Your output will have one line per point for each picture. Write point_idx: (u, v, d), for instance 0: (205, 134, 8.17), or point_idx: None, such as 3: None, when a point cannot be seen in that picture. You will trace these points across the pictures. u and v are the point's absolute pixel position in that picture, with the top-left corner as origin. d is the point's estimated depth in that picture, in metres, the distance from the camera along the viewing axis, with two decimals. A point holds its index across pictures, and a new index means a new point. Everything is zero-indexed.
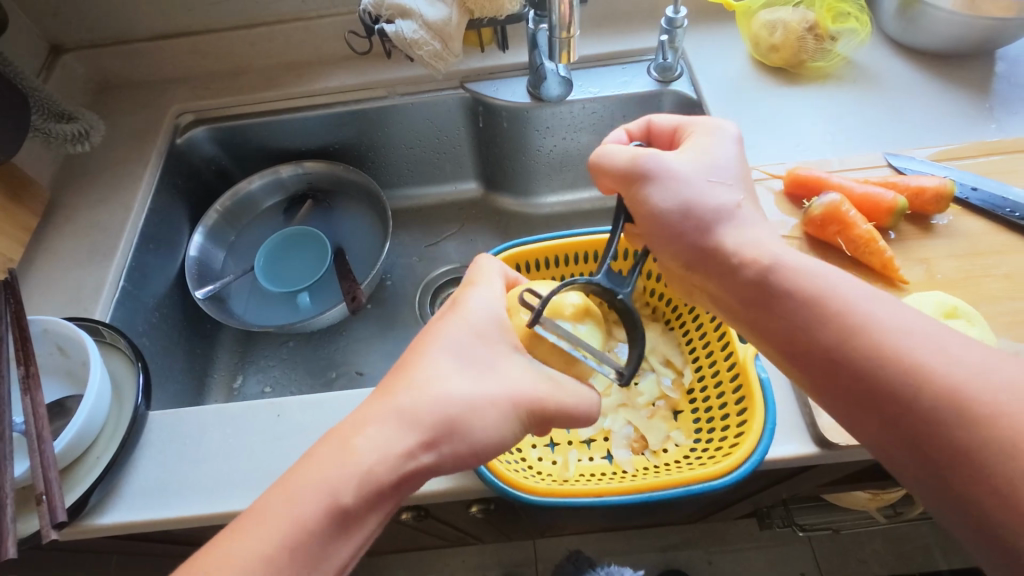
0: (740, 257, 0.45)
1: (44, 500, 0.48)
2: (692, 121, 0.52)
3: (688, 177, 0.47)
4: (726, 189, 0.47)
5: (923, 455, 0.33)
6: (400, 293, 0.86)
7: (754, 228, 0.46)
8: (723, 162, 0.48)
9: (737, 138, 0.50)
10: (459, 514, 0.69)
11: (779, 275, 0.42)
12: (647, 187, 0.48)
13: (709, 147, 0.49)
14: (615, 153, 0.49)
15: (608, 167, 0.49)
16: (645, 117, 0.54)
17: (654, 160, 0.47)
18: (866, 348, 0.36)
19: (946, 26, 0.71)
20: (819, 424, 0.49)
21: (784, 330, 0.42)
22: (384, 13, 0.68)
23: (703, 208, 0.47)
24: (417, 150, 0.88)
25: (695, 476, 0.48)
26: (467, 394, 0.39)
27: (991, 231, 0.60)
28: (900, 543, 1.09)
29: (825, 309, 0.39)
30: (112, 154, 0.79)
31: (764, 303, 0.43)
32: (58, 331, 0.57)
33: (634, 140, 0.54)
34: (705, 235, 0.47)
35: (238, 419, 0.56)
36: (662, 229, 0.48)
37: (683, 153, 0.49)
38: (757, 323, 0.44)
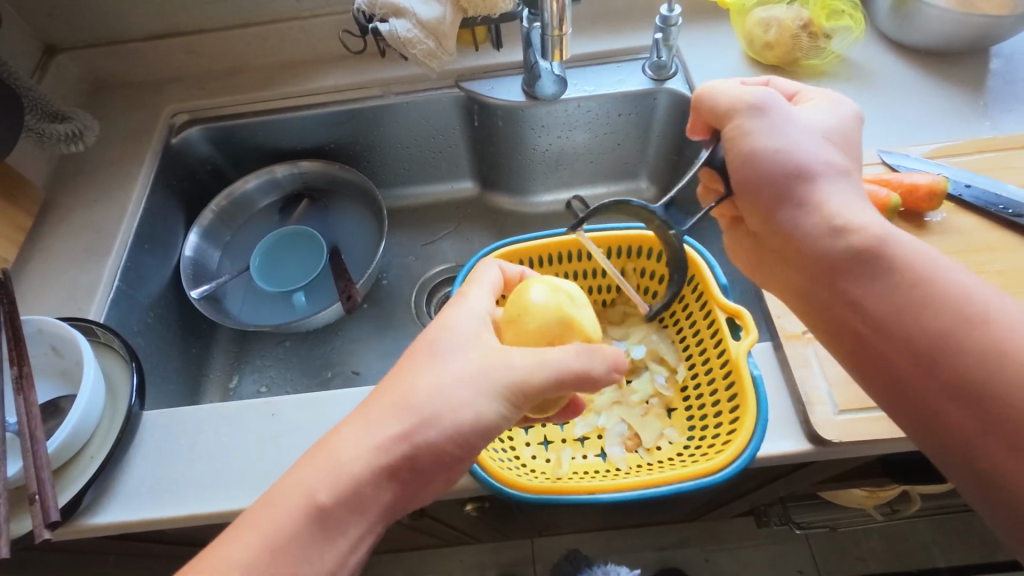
0: (836, 221, 0.47)
1: (36, 500, 0.48)
2: (808, 90, 0.56)
3: (798, 124, 0.50)
4: (828, 148, 0.50)
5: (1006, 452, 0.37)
6: (396, 293, 0.86)
7: (850, 191, 0.48)
8: (832, 124, 0.51)
9: (852, 112, 0.53)
10: (455, 513, 0.69)
11: (885, 250, 0.44)
12: (755, 121, 0.50)
13: (820, 111, 0.52)
14: (736, 89, 0.52)
15: (727, 98, 0.52)
16: (766, 76, 0.58)
17: (769, 101, 0.51)
18: (977, 344, 0.39)
19: (939, 24, 0.71)
20: (812, 422, 0.49)
21: (878, 302, 0.44)
22: (378, 12, 0.68)
23: (805, 154, 0.49)
24: (413, 149, 0.88)
25: (687, 473, 0.48)
26: (435, 394, 0.40)
27: (986, 228, 0.60)
28: (897, 541, 1.09)
29: (933, 294, 0.42)
30: (106, 155, 0.79)
31: (856, 272, 0.45)
32: (52, 331, 0.57)
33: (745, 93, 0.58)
34: (798, 184, 0.48)
35: (232, 418, 0.56)
36: (752, 168, 0.50)
37: (802, 108, 0.52)
38: (839, 284, 0.46)
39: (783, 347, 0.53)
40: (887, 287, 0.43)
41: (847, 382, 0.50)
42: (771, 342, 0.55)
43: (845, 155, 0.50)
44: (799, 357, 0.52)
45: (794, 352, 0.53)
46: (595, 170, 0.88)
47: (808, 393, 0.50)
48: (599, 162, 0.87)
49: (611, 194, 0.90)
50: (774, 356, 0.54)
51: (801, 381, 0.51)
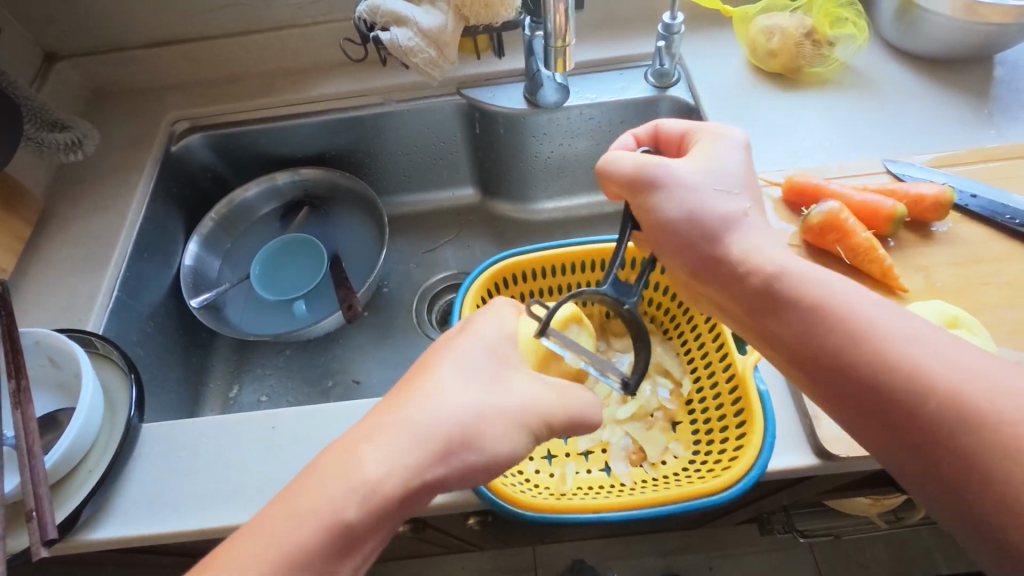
0: (748, 266, 0.45)
1: (34, 517, 0.47)
2: (699, 126, 0.53)
3: (695, 186, 0.47)
4: (733, 198, 0.47)
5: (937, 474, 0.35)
6: (397, 300, 0.85)
7: (758, 235, 0.47)
8: (730, 168, 0.48)
9: (743, 144, 0.51)
10: (457, 524, 0.68)
11: (788, 286, 0.43)
12: (655, 196, 0.48)
13: (715, 156, 0.49)
14: (624, 161, 0.50)
15: (618, 172, 0.50)
16: (653, 122, 0.55)
17: (662, 170, 0.48)
18: (878, 362, 0.37)
19: (944, 31, 0.71)
20: (819, 435, 0.49)
21: (794, 341, 0.42)
22: (379, 20, 0.67)
23: (710, 215, 0.47)
24: (413, 157, 0.87)
25: (693, 491, 0.48)
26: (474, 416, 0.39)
27: (991, 238, 0.59)
28: (901, 548, 1.08)
29: (837, 324, 0.40)
30: (106, 163, 0.78)
31: (772, 314, 0.44)
32: (49, 343, 0.56)
33: (642, 145, 0.55)
34: (708, 244, 0.47)
35: (233, 430, 0.56)
36: (668, 238, 0.48)
37: (691, 160, 0.49)
38: (762, 328, 0.45)
39: None
40: (795, 324, 0.42)
41: None
42: None
43: (748, 197, 0.48)
44: None
45: None
46: (597, 177, 0.87)
47: (815, 407, 0.50)
48: None
49: (614, 201, 0.90)
50: (778, 368, 0.54)
51: (807, 393, 0.51)
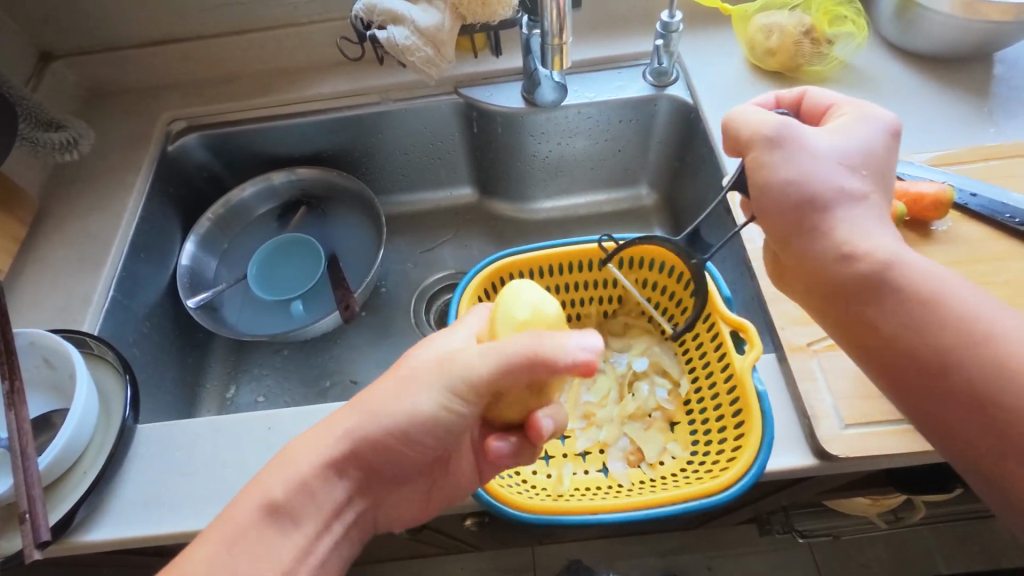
0: (852, 248, 0.46)
1: (27, 519, 0.47)
2: (848, 100, 0.52)
3: (818, 154, 0.48)
4: (853, 176, 0.48)
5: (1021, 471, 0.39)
6: (394, 300, 0.85)
7: (871, 218, 0.47)
8: (862, 145, 0.49)
9: (890, 129, 0.50)
10: (455, 525, 0.68)
11: (896, 275, 0.44)
12: (772, 152, 0.48)
13: (847, 131, 0.49)
14: (752, 117, 0.50)
15: (743, 129, 0.50)
16: (801, 89, 0.55)
17: (789, 129, 0.48)
18: (986, 364, 0.40)
19: (944, 29, 0.70)
20: (818, 436, 0.48)
21: (894, 330, 0.44)
22: (375, 19, 0.67)
23: (824, 185, 0.47)
24: (411, 156, 0.87)
25: (691, 492, 0.47)
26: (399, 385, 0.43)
27: (991, 237, 0.59)
28: (902, 548, 1.08)
29: (950, 322, 0.42)
30: (102, 162, 0.78)
31: (870, 302, 0.45)
32: (43, 343, 0.56)
33: (782, 107, 0.55)
34: (816, 214, 0.47)
35: (228, 431, 0.55)
36: (776, 201, 0.48)
37: (826, 132, 0.49)
38: (855, 316, 0.46)
39: (787, 358, 0.53)
40: (899, 313, 0.44)
41: (854, 396, 0.49)
42: (775, 354, 0.55)
43: (872, 182, 0.48)
44: (804, 369, 0.52)
45: (799, 364, 0.52)
46: (595, 176, 0.87)
47: (814, 407, 0.50)
48: (598, 167, 0.86)
49: (612, 200, 0.89)
50: (777, 367, 0.54)
51: (806, 393, 0.50)
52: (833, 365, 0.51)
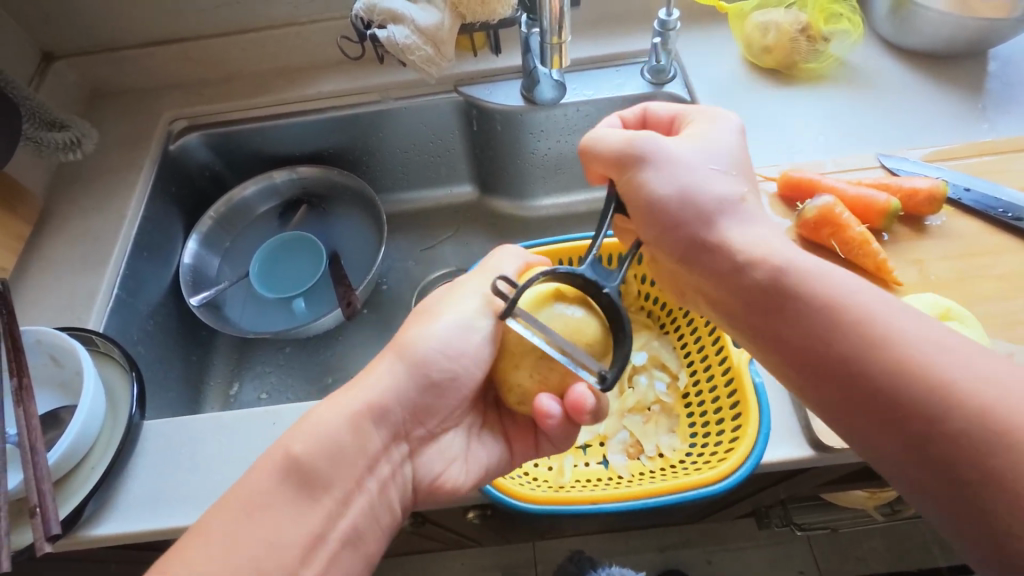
0: (745, 255, 0.44)
1: (37, 512, 0.47)
2: (691, 109, 0.51)
3: (688, 162, 0.46)
4: (728, 179, 0.46)
5: (949, 488, 0.34)
6: (396, 297, 0.86)
7: (752, 223, 0.45)
8: (725, 149, 0.47)
9: (738, 127, 0.49)
10: (456, 519, 0.69)
11: (794, 283, 0.41)
12: (642, 171, 0.46)
13: (705, 135, 0.48)
14: (609, 137, 0.48)
15: (602, 153, 0.48)
16: (642, 105, 0.53)
17: (654, 147, 0.46)
18: (894, 371, 0.36)
19: (938, 26, 0.71)
20: (813, 428, 0.50)
21: (800, 342, 0.40)
22: (375, 18, 0.68)
23: (705, 197, 0.45)
24: (411, 154, 0.88)
25: (688, 483, 0.48)
26: (416, 328, 0.48)
27: (983, 231, 0.60)
28: (898, 541, 1.09)
29: (848, 327, 0.38)
30: (104, 161, 0.78)
31: (777, 313, 0.41)
32: (51, 341, 0.57)
33: (629, 129, 0.53)
34: (704, 230, 0.46)
35: (232, 427, 0.56)
36: (660, 220, 0.46)
37: (686, 139, 0.48)
38: (767, 330, 0.43)
39: None
40: (804, 326, 0.40)
41: None
42: None
43: (743, 180, 0.47)
44: None
45: None
46: None
47: None
48: None
49: None
50: None
51: None
52: None
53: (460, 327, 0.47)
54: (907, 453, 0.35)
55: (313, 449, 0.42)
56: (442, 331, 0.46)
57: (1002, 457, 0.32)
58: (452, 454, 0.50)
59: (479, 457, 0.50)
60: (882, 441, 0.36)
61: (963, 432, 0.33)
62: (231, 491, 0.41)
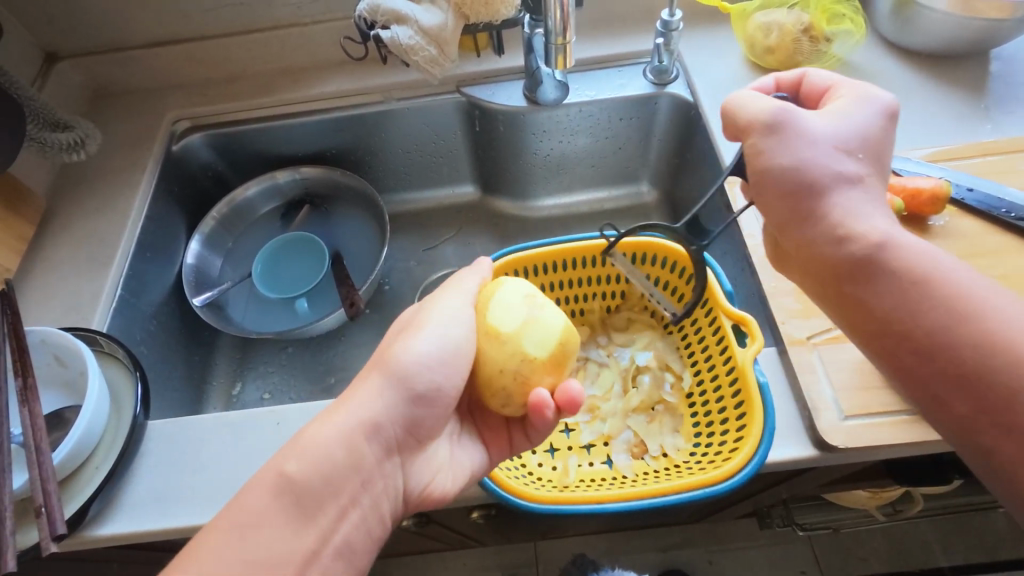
0: (846, 229, 0.47)
1: (43, 513, 0.48)
2: (846, 82, 0.53)
3: (814, 138, 0.49)
4: (852, 160, 0.49)
5: (1020, 449, 0.40)
6: (398, 297, 0.86)
7: (868, 200, 0.48)
8: (856, 129, 0.49)
9: (887, 110, 0.51)
10: (459, 519, 0.69)
11: (893, 256, 0.46)
12: (767, 141, 0.49)
13: (844, 113, 0.50)
14: (751, 103, 0.51)
15: (741, 117, 0.51)
16: (802, 70, 0.56)
17: (790, 116, 0.49)
18: (984, 342, 0.42)
19: (941, 27, 0.71)
20: (819, 428, 0.49)
21: (886, 309, 0.45)
22: (379, 19, 0.68)
23: (821, 170, 0.48)
24: (414, 154, 0.88)
25: (694, 482, 0.48)
26: (398, 345, 0.47)
27: (986, 231, 0.60)
28: (900, 541, 1.09)
29: (942, 301, 0.43)
30: (107, 162, 0.79)
31: (863, 281, 0.46)
32: (55, 341, 0.57)
33: (782, 90, 0.56)
34: (813, 200, 0.48)
35: (237, 427, 0.56)
36: (770, 187, 0.50)
37: (828, 115, 0.50)
38: (853, 296, 0.47)
39: (788, 351, 0.53)
40: (893, 295, 0.45)
41: (855, 389, 0.50)
42: (776, 348, 0.55)
43: (866, 162, 0.49)
44: (804, 362, 0.52)
45: (798, 356, 0.53)
46: (596, 174, 0.88)
47: (813, 398, 0.50)
48: (599, 165, 0.87)
49: (613, 198, 0.90)
50: (778, 360, 0.54)
51: (806, 387, 0.51)
52: (832, 358, 0.52)
53: (441, 340, 0.47)
54: (982, 418, 0.41)
55: (307, 468, 0.42)
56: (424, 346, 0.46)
57: None
58: (439, 464, 0.49)
59: (464, 464, 0.50)
60: (955, 407, 0.42)
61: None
62: (224, 512, 0.41)
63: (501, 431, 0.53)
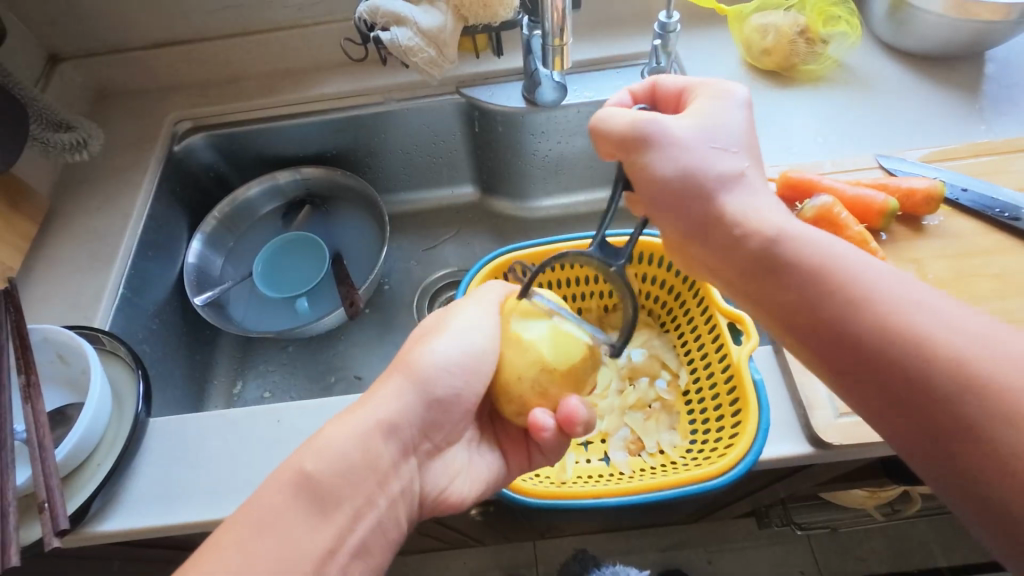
0: (744, 228, 0.45)
1: (47, 508, 0.48)
2: (698, 83, 0.51)
3: (690, 141, 0.47)
4: (730, 155, 0.47)
5: (933, 437, 0.35)
6: (397, 297, 0.86)
7: (756, 198, 0.46)
8: (728, 125, 0.47)
9: (744, 102, 0.49)
10: (459, 517, 0.69)
11: (786, 249, 0.43)
12: (648, 153, 0.47)
13: (708, 110, 0.48)
14: (613, 117, 0.49)
15: (605, 130, 0.49)
16: (650, 79, 0.54)
17: (655, 125, 0.47)
18: (878, 327, 0.37)
19: (936, 29, 0.72)
20: (813, 425, 0.50)
21: (790, 305, 0.42)
22: (379, 20, 0.68)
23: (705, 173, 0.46)
24: (413, 155, 0.88)
25: (688, 477, 0.49)
26: (418, 350, 0.47)
27: (980, 231, 0.61)
28: (898, 541, 1.09)
29: (835, 288, 0.40)
30: (109, 162, 0.79)
31: (771, 276, 0.43)
32: (58, 339, 0.57)
33: (639, 102, 0.54)
34: (703, 203, 0.47)
35: (239, 425, 0.57)
36: (657, 195, 0.48)
37: (690, 116, 0.48)
38: (764, 297, 0.44)
39: (783, 350, 0.54)
40: (794, 288, 0.42)
41: None
42: (772, 346, 0.56)
43: (746, 156, 0.47)
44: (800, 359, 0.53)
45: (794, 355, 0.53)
46: (594, 175, 0.89)
47: (808, 397, 0.51)
48: (598, 166, 0.87)
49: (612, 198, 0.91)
50: (773, 358, 0.55)
51: (801, 384, 0.52)
52: None
53: (457, 344, 0.47)
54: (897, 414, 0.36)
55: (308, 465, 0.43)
56: (443, 351, 0.46)
57: (975, 397, 0.33)
58: (456, 467, 0.50)
59: (482, 471, 0.51)
60: (874, 400, 0.38)
61: (946, 394, 0.34)
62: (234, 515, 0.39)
63: (520, 442, 0.54)
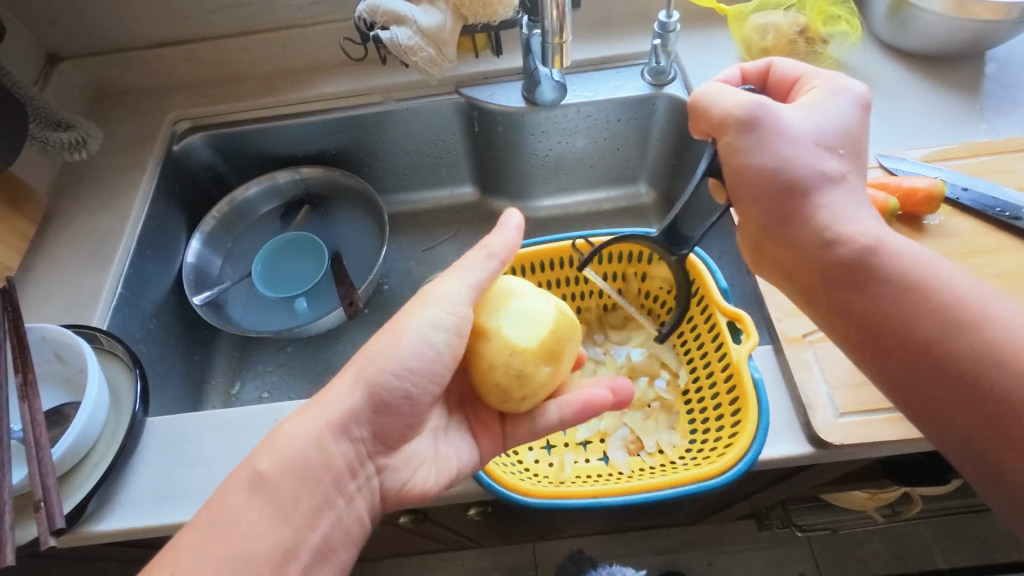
0: (835, 232, 0.47)
1: (42, 507, 0.48)
2: (815, 73, 0.53)
3: (792, 133, 0.48)
4: (832, 155, 0.49)
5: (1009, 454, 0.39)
6: (396, 297, 0.86)
7: (852, 200, 0.48)
8: (837, 124, 0.49)
9: (861, 101, 0.51)
10: (457, 518, 0.69)
11: (882, 258, 0.45)
12: (750, 138, 0.49)
13: (820, 107, 0.50)
14: (724, 96, 0.50)
15: (715, 112, 0.50)
16: (768, 61, 0.56)
17: (765, 110, 0.49)
18: (970, 347, 0.41)
19: (936, 29, 0.71)
20: (814, 425, 0.49)
21: (879, 312, 0.44)
22: (378, 20, 0.68)
23: (806, 167, 0.48)
24: (413, 155, 0.88)
25: (687, 477, 0.49)
26: (378, 344, 0.46)
27: (981, 231, 0.60)
28: (899, 544, 1.09)
29: (934, 303, 0.43)
30: (108, 162, 0.79)
31: (858, 283, 0.46)
32: (55, 338, 0.57)
33: (749, 82, 0.57)
34: (797, 200, 0.48)
35: (236, 425, 0.56)
36: (752, 187, 0.50)
37: (803, 110, 0.50)
38: (844, 300, 0.47)
39: (783, 349, 0.54)
40: (885, 296, 0.44)
41: (850, 386, 0.51)
42: (772, 345, 0.56)
43: (847, 158, 0.49)
44: (800, 359, 0.53)
45: (795, 355, 0.53)
46: (594, 175, 0.88)
47: (809, 396, 0.51)
48: (598, 166, 0.87)
49: (611, 199, 0.91)
50: (773, 358, 0.55)
51: (801, 383, 0.51)
52: (829, 356, 0.52)
53: (411, 348, 0.45)
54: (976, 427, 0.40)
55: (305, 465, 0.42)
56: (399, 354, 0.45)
57: None
58: (420, 459, 0.50)
59: (451, 457, 0.51)
60: (948, 413, 0.41)
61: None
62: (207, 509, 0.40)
63: (492, 425, 0.53)
